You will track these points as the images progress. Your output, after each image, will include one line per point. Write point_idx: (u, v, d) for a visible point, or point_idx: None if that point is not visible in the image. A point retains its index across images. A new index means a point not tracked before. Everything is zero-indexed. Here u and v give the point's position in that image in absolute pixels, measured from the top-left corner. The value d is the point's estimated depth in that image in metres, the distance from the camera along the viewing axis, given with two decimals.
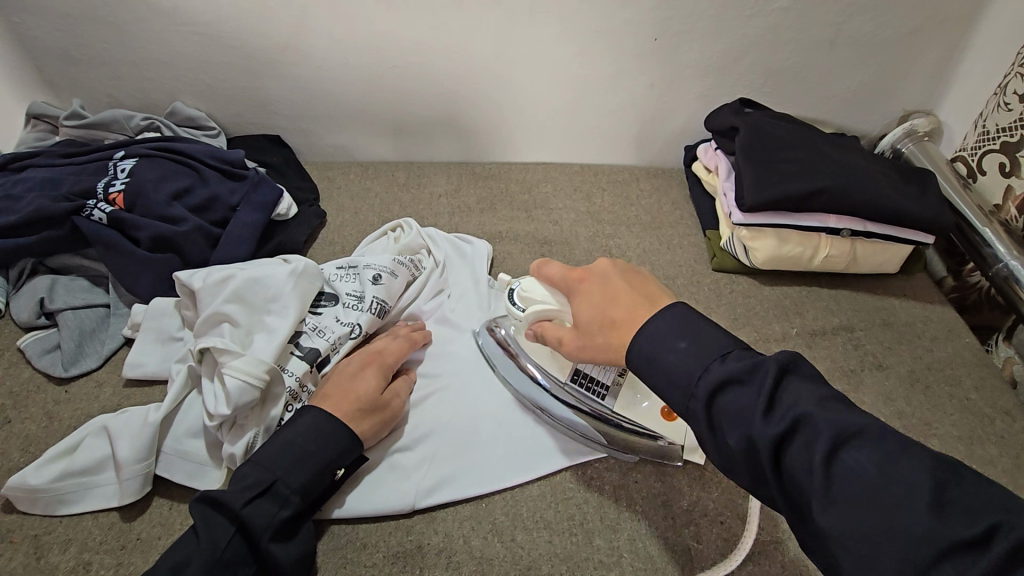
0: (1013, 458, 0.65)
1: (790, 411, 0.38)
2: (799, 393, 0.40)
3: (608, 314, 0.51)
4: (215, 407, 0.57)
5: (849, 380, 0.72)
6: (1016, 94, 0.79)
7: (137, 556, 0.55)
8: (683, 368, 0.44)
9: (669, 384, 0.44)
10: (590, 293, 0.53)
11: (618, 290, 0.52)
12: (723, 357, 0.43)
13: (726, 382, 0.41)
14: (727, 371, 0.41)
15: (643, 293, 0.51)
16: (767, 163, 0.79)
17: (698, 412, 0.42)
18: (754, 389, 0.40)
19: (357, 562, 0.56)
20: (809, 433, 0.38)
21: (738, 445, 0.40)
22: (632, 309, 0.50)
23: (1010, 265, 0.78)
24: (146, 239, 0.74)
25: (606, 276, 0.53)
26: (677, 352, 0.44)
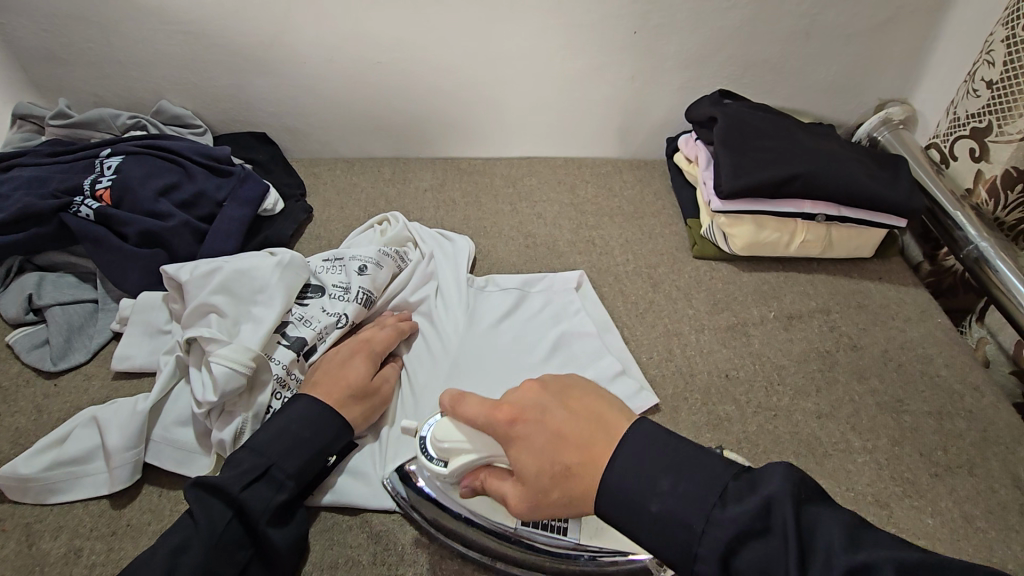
0: (981, 431, 0.67)
1: (839, 560, 0.36)
2: (827, 529, 0.37)
3: (560, 464, 0.44)
4: (203, 395, 0.58)
5: (825, 361, 0.73)
6: (983, 81, 0.82)
7: (128, 541, 0.56)
8: (678, 516, 0.40)
9: (669, 538, 0.40)
10: (528, 438, 0.46)
11: (560, 430, 0.45)
12: (722, 503, 0.40)
13: (732, 537, 0.38)
14: (733, 523, 0.38)
15: (590, 419, 0.45)
16: (744, 151, 0.80)
17: (707, 569, 0.39)
18: (779, 541, 0.37)
19: (344, 544, 0.57)
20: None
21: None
22: (584, 452, 0.44)
23: (979, 248, 0.80)
24: (134, 235, 0.74)
25: (541, 411, 0.47)
26: (661, 499, 0.41)
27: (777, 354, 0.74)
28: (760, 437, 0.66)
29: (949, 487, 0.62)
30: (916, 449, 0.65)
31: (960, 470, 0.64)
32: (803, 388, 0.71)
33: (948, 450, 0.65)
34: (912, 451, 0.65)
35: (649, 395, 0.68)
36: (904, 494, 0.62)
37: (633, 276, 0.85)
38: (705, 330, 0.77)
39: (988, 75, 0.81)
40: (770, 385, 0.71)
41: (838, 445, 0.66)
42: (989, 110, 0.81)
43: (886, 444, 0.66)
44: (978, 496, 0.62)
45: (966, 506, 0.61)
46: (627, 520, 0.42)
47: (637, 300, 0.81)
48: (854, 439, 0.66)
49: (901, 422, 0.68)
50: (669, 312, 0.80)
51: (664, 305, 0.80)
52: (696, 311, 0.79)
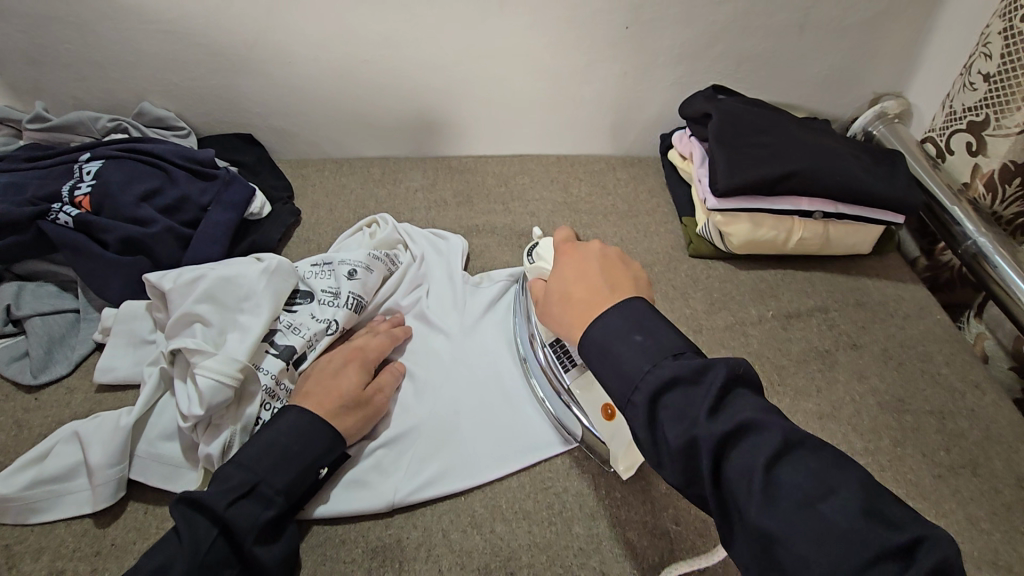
0: (983, 430, 0.66)
1: (739, 416, 0.37)
2: (748, 402, 0.39)
3: (572, 289, 0.49)
4: (188, 408, 0.57)
5: (824, 360, 0.73)
6: (980, 74, 0.81)
7: (113, 561, 0.54)
8: (633, 360, 0.41)
9: (618, 373, 0.42)
10: (566, 266, 0.51)
11: (591, 270, 0.49)
12: (676, 356, 0.41)
13: (670, 383, 0.39)
14: (675, 370, 0.40)
15: (616, 284, 0.48)
16: (740, 148, 0.79)
17: (639, 400, 0.40)
18: (704, 390, 0.39)
19: (336, 559, 0.56)
20: (757, 438, 0.37)
21: (679, 440, 0.38)
22: (596, 290, 0.47)
23: (977, 243, 0.79)
24: (115, 242, 0.72)
25: (586, 255, 0.51)
26: (632, 345, 0.42)
27: (775, 354, 0.73)
28: None
29: (952, 488, 0.61)
30: (918, 450, 0.64)
31: (963, 471, 0.63)
32: (803, 388, 0.70)
33: (951, 450, 0.64)
34: (914, 452, 0.64)
35: None
36: (907, 496, 0.61)
37: None
38: (703, 330, 0.76)
39: (984, 68, 0.80)
40: (770, 386, 0.70)
41: (839, 447, 0.65)
42: (986, 104, 0.80)
43: (888, 445, 0.65)
44: (982, 496, 0.61)
45: (970, 508, 0.60)
46: (590, 351, 0.44)
47: None
48: (856, 440, 0.65)
49: (902, 422, 0.67)
50: (666, 312, 0.78)
51: (661, 305, 0.79)
52: (693, 311, 0.78)
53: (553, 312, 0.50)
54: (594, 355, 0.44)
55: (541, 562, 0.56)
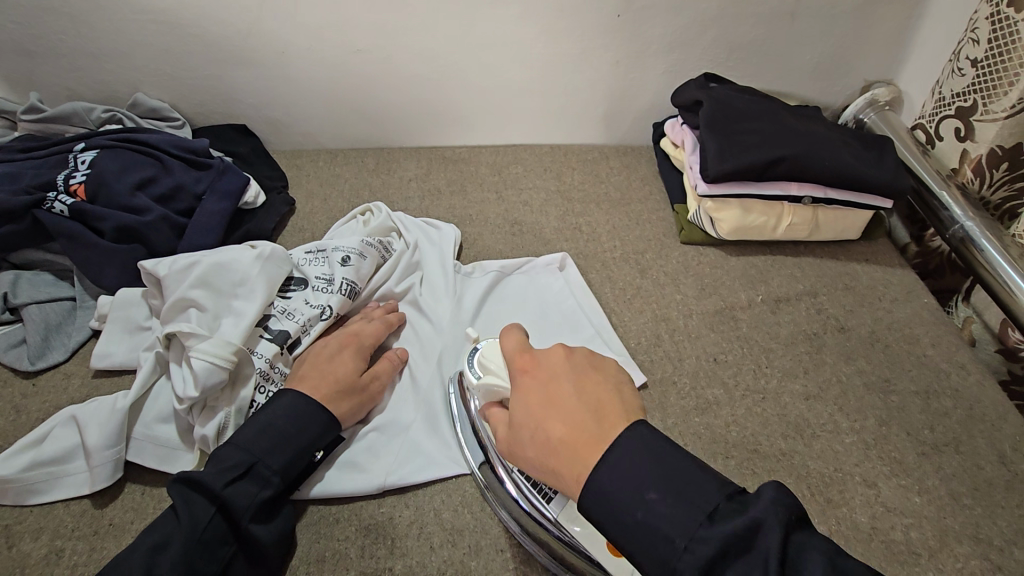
0: (967, 410, 0.67)
1: None
2: (807, 556, 0.35)
3: (551, 430, 0.43)
4: (184, 390, 0.58)
5: (812, 343, 0.73)
6: (968, 59, 0.81)
7: (111, 540, 0.55)
8: (662, 527, 0.37)
9: (653, 548, 0.38)
10: (532, 392, 0.46)
11: (564, 401, 0.43)
12: (709, 519, 0.37)
13: (717, 558, 0.35)
14: (720, 543, 0.35)
15: (598, 408, 0.43)
16: (730, 134, 0.80)
17: None
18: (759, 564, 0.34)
19: (330, 537, 0.57)
20: None
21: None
22: (577, 428, 0.42)
23: (965, 227, 0.80)
24: (110, 230, 0.73)
25: (552, 377, 0.45)
26: (647, 506, 0.38)
27: (764, 337, 0.74)
28: (748, 420, 0.66)
29: (935, 465, 0.63)
30: (903, 429, 0.65)
31: (946, 449, 0.64)
32: (791, 370, 0.71)
33: (935, 429, 0.65)
34: (899, 431, 0.65)
35: (636, 373, 0.69)
36: (891, 474, 0.62)
37: (620, 261, 0.84)
38: (693, 315, 0.77)
39: (972, 54, 0.80)
40: (758, 368, 0.71)
41: (825, 426, 0.65)
42: (974, 89, 0.81)
43: (873, 424, 0.66)
44: (965, 473, 0.62)
45: (952, 484, 0.61)
46: (600, 514, 0.40)
47: (625, 286, 0.81)
48: (841, 419, 0.66)
49: (888, 402, 0.68)
50: (657, 297, 0.79)
51: (651, 290, 0.80)
52: (684, 297, 0.79)
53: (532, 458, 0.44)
54: (607, 518, 0.40)
55: None
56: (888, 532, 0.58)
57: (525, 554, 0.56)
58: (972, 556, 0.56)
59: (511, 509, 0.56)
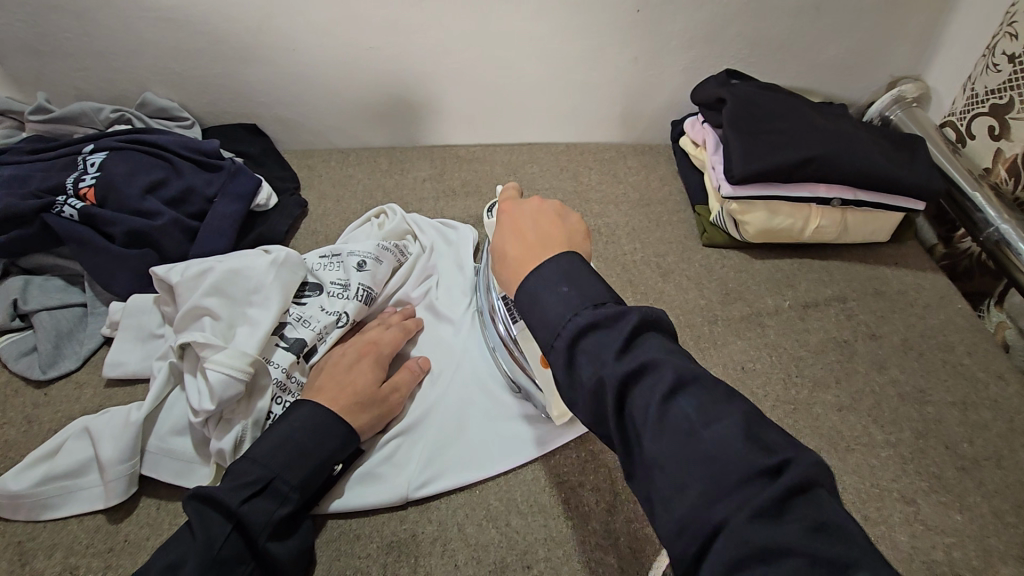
0: (1007, 422, 0.65)
1: (642, 356, 0.35)
2: (653, 344, 0.36)
3: (506, 249, 0.45)
4: (199, 403, 0.56)
5: (843, 351, 0.71)
6: (1004, 54, 0.79)
7: (126, 558, 0.54)
8: (557, 310, 0.39)
9: (544, 326, 0.39)
10: (500, 226, 0.48)
11: (522, 226, 0.46)
12: (595, 306, 0.38)
13: (588, 330, 0.37)
14: (594, 316, 0.37)
15: (549, 236, 0.45)
16: (756, 134, 0.77)
17: (558, 345, 0.38)
18: (615, 334, 0.36)
19: (351, 554, 0.55)
20: (653, 376, 0.34)
21: (588, 379, 0.36)
22: (529, 248, 0.44)
23: (1000, 230, 0.77)
24: (121, 235, 0.71)
25: (517, 211, 0.48)
26: (557, 296, 0.39)
27: (792, 344, 0.72)
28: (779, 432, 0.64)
29: (976, 481, 0.60)
30: (940, 442, 0.63)
31: (987, 463, 0.62)
32: (822, 379, 0.68)
33: (973, 442, 0.63)
34: (936, 444, 0.63)
35: None
36: (930, 489, 0.60)
37: (641, 265, 0.82)
38: (718, 321, 0.75)
39: (1009, 48, 0.77)
40: (788, 377, 0.69)
41: (859, 439, 0.63)
42: (1010, 85, 0.78)
43: (909, 436, 0.64)
44: (1006, 489, 0.60)
45: (995, 501, 0.59)
46: (524, 309, 0.41)
47: (647, 290, 0.79)
48: (876, 432, 0.64)
49: (925, 414, 0.65)
50: (680, 302, 0.77)
51: (674, 295, 0.78)
52: (708, 302, 0.77)
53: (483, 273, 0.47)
54: (528, 312, 0.41)
55: (558, 555, 0.55)
56: (928, 552, 0.56)
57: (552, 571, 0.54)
58: None
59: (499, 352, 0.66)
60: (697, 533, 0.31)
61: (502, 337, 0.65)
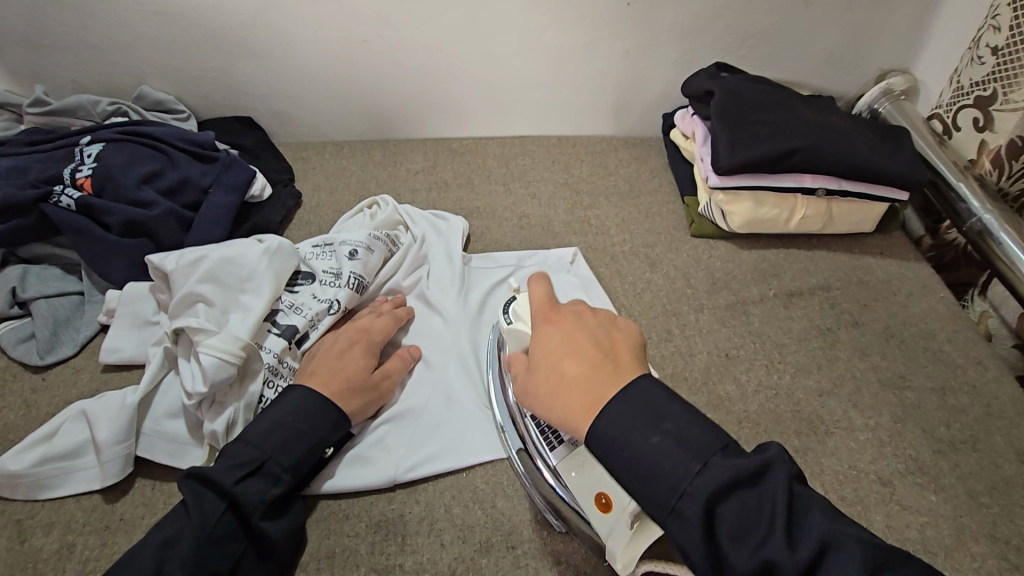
0: (984, 406, 0.66)
1: (814, 533, 0.35)
2: (810, 514, 0.37)
3: (564, 365, 0.46)
4: (193, 386, 0.57)
5: (826, 338, 0.72)
6: (988, 47, 0.79)
7: (121, 535, 0.55)
8: (670, 460, 0.39)
9: (653, 482, 0.39)
10: (552, 337, 0.48)
11: (585, 346, 0.46)
12: (721, 452, 0.39)
13: (720, 493, 0.37)
14: (727, 473, 0.37)
15: (616, 357, 0.46)
16: (743, 125, 0.78)
17: (691, 508, 0.37)
18: (757, 500, 0.37)
19: (340, 533, 0.57)
20: (836, 558, 0.34)
21: (749, 564, 0.35)
22: (593, 367, 0.45)
23: (983, 220, 0.78)
24: (117, 224, 0.73)
25: (574, 327, 0.49)
26: (660, 436, 0.40)
27: (776, 332, 0.73)
28: (761, 416, 0.65)
29: (952, 463, 0.62)
30: (918, 426, 0.64)
31: (963, 446, 0.63)
32: (804, 365, 0.70)
33: (951, 426, 0.65)
34: (914, 428, 0.64)
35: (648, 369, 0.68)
36: (906, 471, 0.61)
37: (630, 255, 0.83)
38: (704, 309, 0.76)
39: (993, 41, 0.78)
40: (771, 364, 0.70)
41: (839, 423, 0.65)
42: (995, 77, 0.79)
43: (888, 420, 0.65)
44: (982, 471, 0.61)
45: (969, 482, 0.60)
46: (608, 446, 0.41)
47: (635, 280, 0.80)
48: (856, 416, 0.65)
49: (904, 399, 0.67)
50: (666, 291, 0.78)
51: (661, 285, 0.79)
52: (694, 291, 0.78)
53: (545, 394, 0.46)
54: (613, 448, 0.41)
55: (543, 535, 0.57)
56: (904, 531, 0.57)
57: (537, 550, 0.56)
58: (990, 555, 0.56)
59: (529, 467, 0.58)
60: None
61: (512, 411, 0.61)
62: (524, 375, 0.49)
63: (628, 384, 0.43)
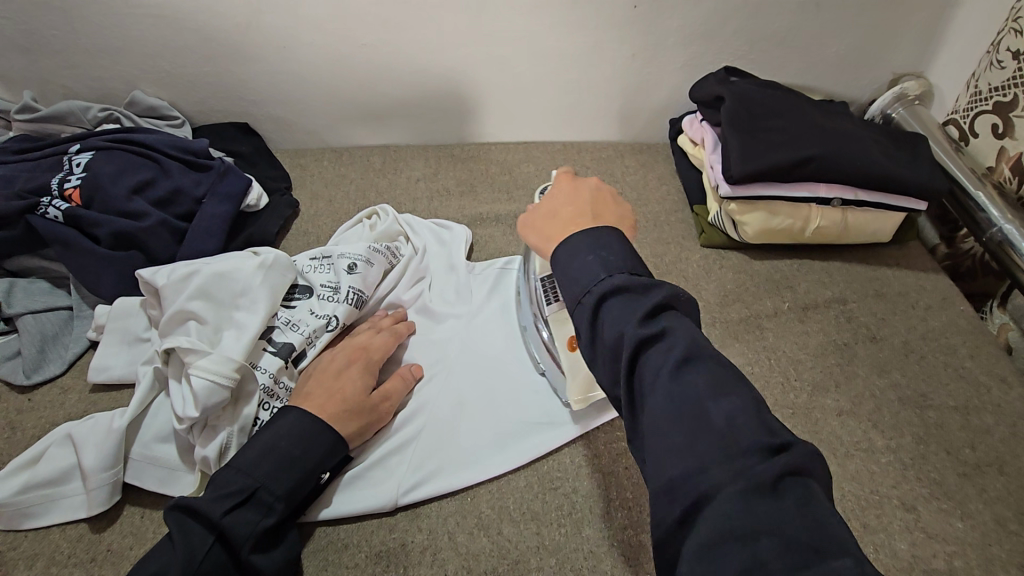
0: (1010, 427, 0.63)
1: (665, 323, 0.38)
2: (676, 320, 0.39)
3: (557, 210, 0.49)
4: (183, 409, 0.55)
5: (843, 354, 0.70)
6: (1009, 51, 0.77)
7: (108, 568, 0.53)
8: (590, 273, 0.41)
9: (570, 283, 0.42)
10: (557, 190, 0.51)
11: (581, 196, 0.49)
12: (627, 272, 0.41)
13: (613, 292, 0.40)
14: (625, 280, 0.40)
15: (601, 212, 0.48)
16: (755, 133, 0.75)
17: (586, 298, 0.41)
18: (639, 299, 0.39)
19: (338, 564, 0.54)
20: (670, 341, 0.37)
21: (611, 337, 0.38)
22: (581, 214, 0.47)
23: (1004, 230, 0.75)
24: (107, 237, 0.70)
25: (580, 183, 0.51)
26: (595, 256, 0.42)
27: (792, 347, 0.71)
28: None
29: (978, 488, 0.59)
30: (942, 448, 0.62)
31: (989, 470, 0.60)
32: (821, 383, 0.67)
33: (976, 448, 0.62)
34: (937, 450, 0.62)
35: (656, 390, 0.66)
36: (931, 496, 0.58)
37: None
38: (716, 323, 0.73)
39: (1013, 45, 0.76)
40: (786, 381, 0.67)
41: (859, 445, 0.62)
42: (1014, 82, 0.76)
43: (910, 442, 0.62)
44: (1010, 496, 0.58)
45: (998, 508, 0.58)
46: (561, 260, 0.44)
47: None
48: (876, 437, 0.63)
49: (925, 419, 0.64)
50: None
51: None
52: (706, 304, 0.75)
53: (533, 227, 0.50)
54: (561, 260, 0.44)
55: (550, 565, 0.54)
56: (929, 560, 0.54)
57: None
58: None
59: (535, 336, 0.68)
60: (684, 494, 0.32)
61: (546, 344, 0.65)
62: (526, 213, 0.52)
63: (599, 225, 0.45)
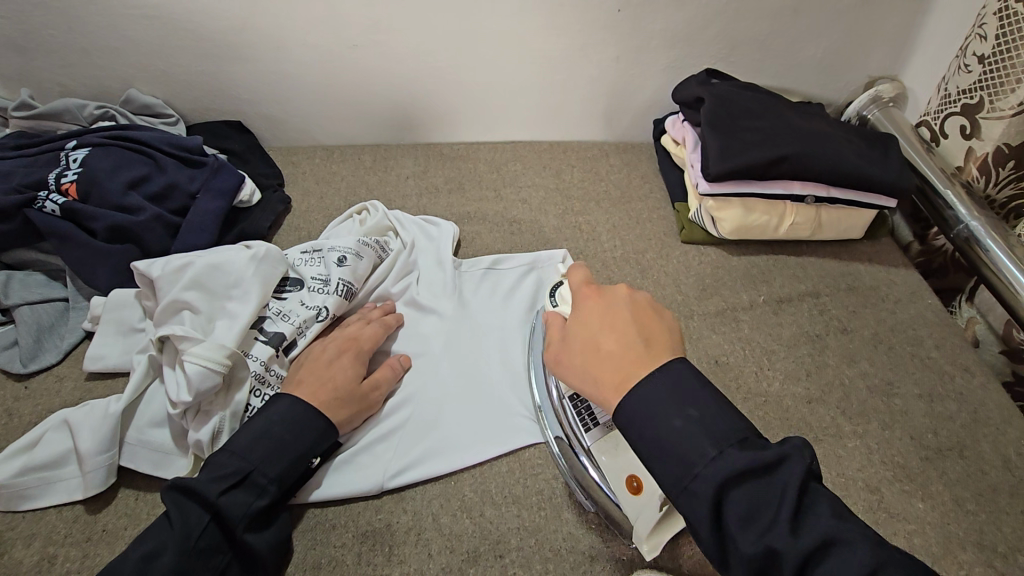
0: (971, 413, 0.67)
1: (819, 526, 0.37)
2: (820, 512, 0.38)
3: (600, 344, 0.46)
4: (177, 395, 0.57)
5: (814, 345, 0.73)
6: (975, 55, 0.79)
7: (103, 547, 0.55)
8: (691, 445, 0.40)
9: (669, 458, 0.41)
10: (589, 317, 0.48)
11: (621, 321, 0.47)
12: (739, 443, 0.40)
13: (731, 481, 0.38)
14: (740, 462, 0.38)
15: (649, 337, 0.46)
16: (732, 132, 0.78)
17: (701, 488, 0.39)
18: (770, 489, 0.38)
19: (327, 544, 0.57)
20: (839, 551, 0.36)
21: (756, 548, 0.36)
22: (630, 347, 0.45)
23: (970, 227, 0.78)
24: (103, 230, 0.72)
25: (613, 305, 0.48)
26: (684, 418, 0.41)
27: (766, 338, 0.73)
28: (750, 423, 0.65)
29: (939, 470, 0.62)
30: (905, 433, 0.65)
31: (950, 453, 0.63)
32: (793, 372, 0.70)
33: (939, 433, 0.65)
34: (902, 435, 0.65)
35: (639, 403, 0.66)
36: (894, 479, 0.61)
37: (621, 262, 0.84)
38: (695, 316, 0.76)
39: (979, 49, 0.78)
40: (760, 370, 0.70)
41: (828, 431, 0.65)
42: (980, 85, 0.79)
43: (876, 427, 0.65)
44: (969, 478, 0.61)
45: (956, 489, 0.61)
46: (631, 416, 0.43)
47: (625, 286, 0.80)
48: (844, 423, 0.65)
49: (892, 405, 0.67)
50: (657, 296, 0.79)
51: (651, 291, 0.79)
52: (685, 297, 0.78)
53: (576, 367, 0.47)
54: (632, 413, 0.43)
55: (530, 546, 0.56)
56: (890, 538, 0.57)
57: (524, 560, 0.56)
58: (975, 562, 0.56)
59: (574, 464, 0.59)
60: None
61: (558, 409, 0.61)
62: (560, 347, 0.49)
63: (658, 364, 0.44)
